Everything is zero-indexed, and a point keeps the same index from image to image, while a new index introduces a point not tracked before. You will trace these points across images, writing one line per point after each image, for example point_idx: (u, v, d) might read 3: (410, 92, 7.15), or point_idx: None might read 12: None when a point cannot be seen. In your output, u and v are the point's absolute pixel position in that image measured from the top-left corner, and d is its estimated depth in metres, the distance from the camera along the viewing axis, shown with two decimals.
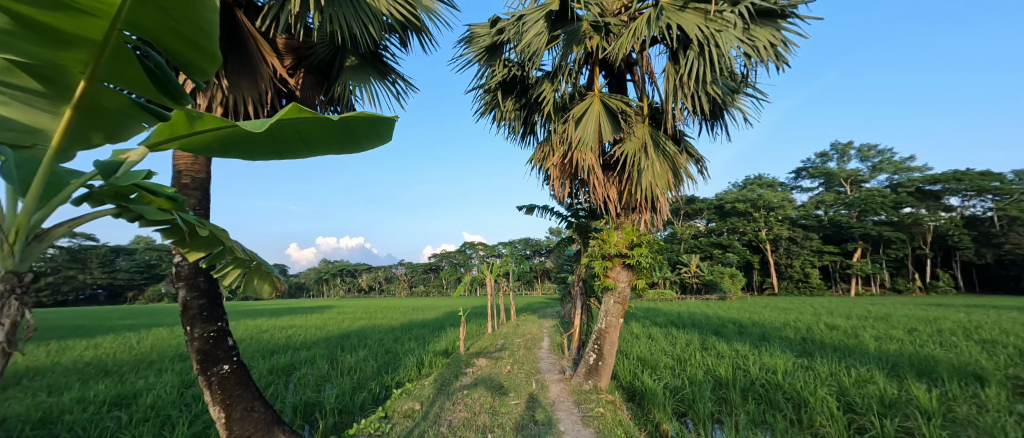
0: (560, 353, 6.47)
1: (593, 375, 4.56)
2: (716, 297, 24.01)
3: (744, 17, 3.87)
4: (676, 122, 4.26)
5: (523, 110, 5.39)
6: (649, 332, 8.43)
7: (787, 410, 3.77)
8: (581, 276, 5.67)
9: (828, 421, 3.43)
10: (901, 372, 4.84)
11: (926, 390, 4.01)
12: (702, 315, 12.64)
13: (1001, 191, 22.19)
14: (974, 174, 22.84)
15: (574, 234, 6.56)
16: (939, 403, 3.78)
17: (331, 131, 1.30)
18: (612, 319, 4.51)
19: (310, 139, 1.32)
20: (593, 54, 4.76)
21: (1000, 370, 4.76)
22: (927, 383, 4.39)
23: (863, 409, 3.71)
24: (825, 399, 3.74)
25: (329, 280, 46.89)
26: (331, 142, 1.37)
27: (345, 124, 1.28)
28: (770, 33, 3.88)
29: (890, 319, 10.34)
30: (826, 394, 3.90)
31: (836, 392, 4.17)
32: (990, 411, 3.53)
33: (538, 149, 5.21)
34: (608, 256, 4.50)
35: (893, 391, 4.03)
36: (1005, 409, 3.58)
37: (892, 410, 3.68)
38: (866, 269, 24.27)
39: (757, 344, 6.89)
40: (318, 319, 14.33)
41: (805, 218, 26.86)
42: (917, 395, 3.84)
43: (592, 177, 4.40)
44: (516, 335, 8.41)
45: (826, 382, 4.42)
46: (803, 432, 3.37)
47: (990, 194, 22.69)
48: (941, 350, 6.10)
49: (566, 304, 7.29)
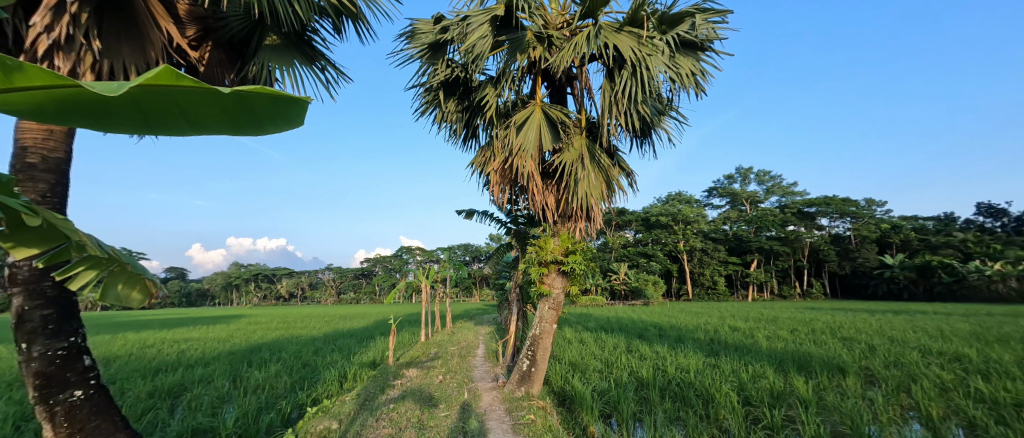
0: (495, 361, 6.34)
1: (526, 382, 4.48)
2: (640, 302, 25.68)
3: (671, 45, 4.07)
4: (611, 136, 4.36)
5: (465, 111, 5.18)
6: (581, 337, 8.66)
7: (697, 406, 4.01)
8: (518, 282, 5.62)
9: (729, 414, 3.68)
10: (790, 364, 5.48)
11: (803, 381, 4.46)
12: (628, 320, 13.37)
13: (856, 215, 26.97)
14: (838, 200, 27.29)
15: (513, 241, 6.52)
16: (813, 391, 4.25)
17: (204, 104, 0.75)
18: (546, 324, 4.49)
19: (176, 109, 0.76)
20: (536, 64, 4.76)
21: (859, 360, 5.60)
22: (805, 375, 4.97)
23: (758, 402, 4.02)
24: (728, 394, 4.03)
25: (242, 287, 42.03)
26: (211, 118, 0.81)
27: (226, 99, 0.71)
28: (690, 63, 4.13)
29: (779, 321, 11.81)
30: (728, 389, 4.20)
31: (736, 387, 4.47)
32: (849, 397, 3.98)
33: (478, 154, 5.06)
34: (545, 262, 4.49)
35: (780, 384, 4.45)
36: (859, 395, 4.07)
37: (780, 401, 4.04)
38: (761, 278, 27.67)
39: (674, 345, 7.42)
40: (225, 330, 12.69)
41: (715, 232, 29.85)
42: (798, 386, 4.27)
43: (531, 184, 4.36)
44: (450, 343, 8.11)
45: (727, 379, 4.74)
46: (711, 426, 3.58)
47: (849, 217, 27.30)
48: (816, 345, 7.06)
49: (503, 311, 7.20)
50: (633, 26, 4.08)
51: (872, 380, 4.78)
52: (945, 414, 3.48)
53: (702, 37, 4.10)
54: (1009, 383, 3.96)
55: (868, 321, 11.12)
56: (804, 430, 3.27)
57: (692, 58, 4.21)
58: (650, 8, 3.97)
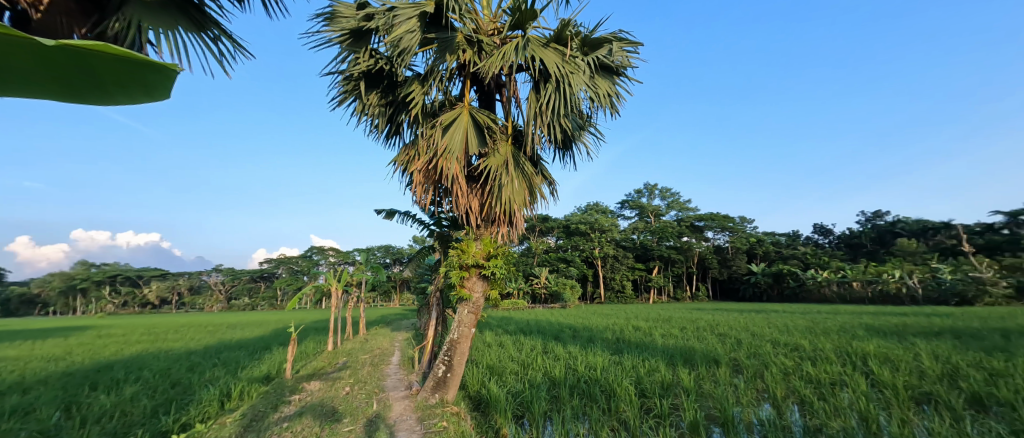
0: (411, 368, 6.05)
1: (441, 388, 4.34)
2: (558, 305, 26.77)
3: (591, 66, 4.32)
4: (535, 145, 4.46)
5: (388, 106, 4.87)
6: (500, 340, 8.73)
7: (601, 401, 4.27)
8: (439, 286, 5.47)
9: (627, 407, 3.98)
10: (680, 357, 6.15)
11: (688, 372, 4.99)
12: (545, 322, 13.86)
13: (733, 229, 31.66)
14: (721, 216, 31.76)
15: (436, 243, 6.33)
16: (695, 380, 4.79)
17: (17, 69, 0.54)
18: (465, 328, 4.42)
19: None
20: (466, 67, 4.70)
21: (731, 351, 6.50)
22: (690, 367, 5.58)
23: (651, 394, 4.33)
24: (628, 388, 4.35)
25: (96, 292, 34.46)
26: (25, 83, 0.58)
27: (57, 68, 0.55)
28: (607, 85, 4.43)
29: (674, 320, 13.24)
30: (627, 383, 4.54)
31: (634, 381, 4.82)
32: (721, 384, 4.53)
33: (401, 151, 4.82)
34: (466, 265, 4.43)
35: (670, 376, 4.92)
36: (729, 382, 4.64)
37: (669, 391, 4.46)
38: (662, 282, 30.80)
39: (585, 345, 7.86)
40: (66, 346, 10.26)
41: (625, 241, 32.50)
42: (683, 378, 4.76)
43: (455, 187, 4.27)
44: (361, 351, 7.55)
45: (627, 374, 5.09)
46: (611, 419, 3.82)
47: (728, 230, 31.98)
48: (701, 340, 8.05)
49: (422, 316, 6.93)
50: (558, 43, 4.25)
51: (736, 367, 5.55)
52: (788, 393, 4.18)
53: (618, 62, 4.44)
54: (831, 366, 4.92)
55: (741, 319, 13.01)
56: (685, 416, 3.62)
57: (609, 80, 4.52)
58: (574, 29, 4.18)
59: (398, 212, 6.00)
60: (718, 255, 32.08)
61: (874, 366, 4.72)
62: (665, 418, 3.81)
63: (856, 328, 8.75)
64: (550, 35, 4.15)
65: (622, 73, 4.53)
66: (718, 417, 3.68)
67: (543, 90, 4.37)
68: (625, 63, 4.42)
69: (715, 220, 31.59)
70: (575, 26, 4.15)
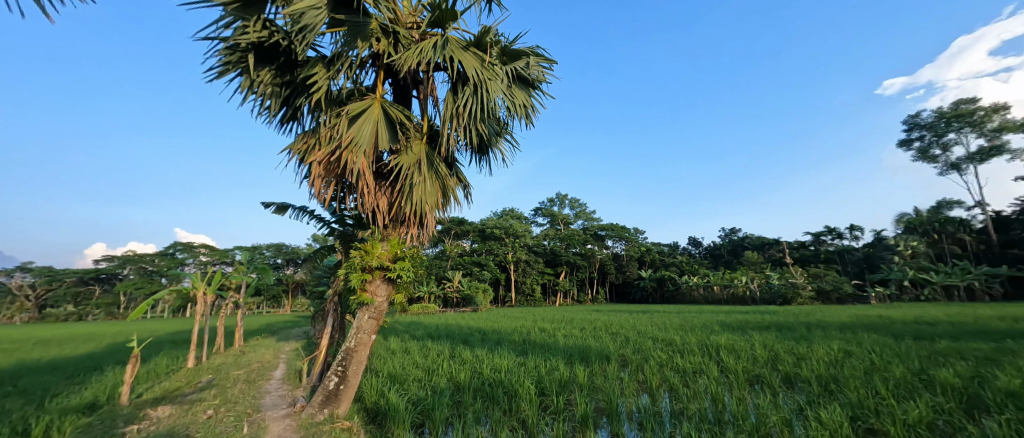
0: (298, 382, 5.37)
1: (331, 402, 3.90)
2: (470, 309, 26.52)
3: (508, 75, 4.35)
4: (450, 146, 4.31)
5: (283, 86, 4.00)
6: (405, 346, 8.28)
7: (503, 402, 4.30)
8: (337, 289, 4.97)
9: (527, 406, 4.07)
10: (578, 355, 6.54)
11: (585, 370, 5.30)
12: (455, 326, 13.62)
13: (628, 239, 35.27)
14: (619, 226, 35.19)
15: (337, 243, 5.78)
16: (590, 376, 5.11)
17: None
18: (363, 336, 4.07)
19: None
20: (379, 57, 4.38)
21: (621, 348, 7.14)
22: (589, 364, 5.92)
23: (549, 391, 4.48)
24: (529, 387, 4.47)
25: None
26: None
27: None
28: (524, 96, 4.50)
29: (576, 321, 14.13)
30: (529, 383, 4.65)
31: (536, 381, 4.96)
32: (614, 379, 4.88)
33: (297, 139, 4.25)
34: (369, 268, 4.07)
35: (568, 373, 5.17)
36: (620, 376, 5.03)
37: (565, 387, 4.66)
38: (567, 286, 32.68)
39: (493, 348, 7.89)
40: None
41: (536, 246, 33.75)
42: (580, 375, 5.04)
43: (361, 182, 3.91)
44: (235, 366, 6.46)
45: (530, 374, 5.20)
46: (511, 419, 3.86)
47: (624, 240, 35.54)
48: (597, 339, 8.72)
49: (316, 324, 6.23)
50: (478, 48, 4.22)
51: (624, 362, 6.11)
52: (663, 382, 4.72)
53: (535, 76, 4.54)
54: (696, 356, 5.72)
55: (634, 320, 14.37)
56: (577, 411, 3.82)
57: (526, 91, 4.61)
58: (494, 37, 4.20)
59: (292, 206, 5.32)
60: (616, 262, 35.28)
61: (726, 355, 5.60)
62: (559, 414, 3.99)
63: (717, 324, 10.35)
64: (470, 38, 4.10)
65: (537, 87, 4.66)
66: (605, 408, 3.98)
67: (461, 93, 4.28)
68: (541, 77, 4.57)
69: (613, 230, 34.81)
70: (495, 34, 4.17)
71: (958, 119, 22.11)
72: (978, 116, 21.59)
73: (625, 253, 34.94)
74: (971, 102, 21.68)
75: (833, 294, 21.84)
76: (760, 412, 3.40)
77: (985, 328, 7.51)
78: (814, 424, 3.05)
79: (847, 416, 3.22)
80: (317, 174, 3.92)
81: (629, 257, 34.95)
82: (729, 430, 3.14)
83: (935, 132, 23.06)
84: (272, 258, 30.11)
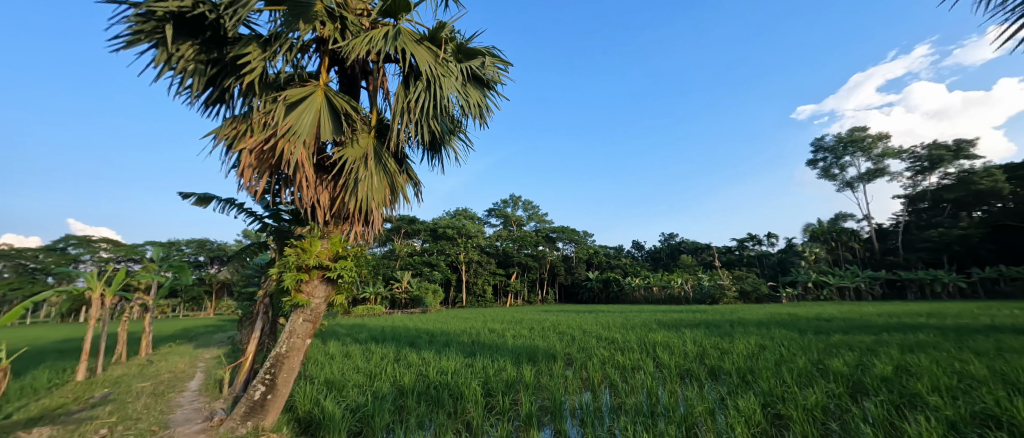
0: (218, 393, 4.84)
1: (255, 414, 3.52)
2: (419, 310, 25.75)
3: (463, 74, 4.23)
4: (400, 142, 4.08)
5: (207, 64, 3.53)
6: (345, 351, 7.81)
7: (448, 405, 4.19)
8: (268, 290, 4.55)
9: (472, 407, 4.00)
10: (525, 355, 6.58)
11: (532, 369, 5.32)
12: (402, 329, 13.13)
13: (578, 241, 36.34)
14: (569, 229, 36.15)
15: (271, 240, 5.30)
16: (535, 375, 5.12)
17: None
18: (297, 340, 3.75)
19: None
20: (324, 42, 4.03)
21: (566, 347, 7.31)
22: (537, 364, 5.95)
23: (496, 392, 4.43)
24: (475, 388, 4.39)
25: None
26: None
27: None
28: (478, 96, 4.40)
29: (525, 321, 14.29)
30: (475, 384, 4.58)
31: (483, 381, 4.88)
32: (560, 377, 4.94)
33: (225, 124, 3.81)
34: (306, 267, 3.74)
35: (515, 373, 5.15)
36: (566, 375, 5.09)
37: (511, 387, 4.64)
38: (518, 287, 32.93)
39: (440, 350, 7.70)
40: None
41: (488, 247, 33.63)
42: (527, 374, 5.05)
43: (300, 175, 3.58)
44: (140, 378, 5.68)
45: (477, 376, 5.12)
46: (455, 422, 3.77)
47: (573, 242, 36.52)
48: (545, 339, 8.86)
49: (244, 328, 5.68)
50: (432, 43, 4.07)
51: (569, 360, 6.25)
52: (604, 378, 4.88)
53: (490, 76, 4.46)
54: (634, 353, 5.99)
55: (581, 320, 14.76)
56: (521, 410, 3.82)
57: (481, 91, 4.51)
58: (450, 33, 4.07)
59: (216, 198, 4.81)
60: (565, 263, 36.18)
61: (662, 351, 5.92)
62: (505, 414, 3.96)
63: (655, 322, 10.93)
64: (425, 32, 3.93)
65: (493, 87, 4.59)
66: (549, 406, 4.02)
67: (413, 87, 4.08)
68: (496, 78, 4.50)
69: (564, 232, 35.78)
70: (450, 30, 4.04)
71: (852, 144, 25.54)
72: (867, 142, 25.11)
73: (574, 255, 35.94)
74: (862, 130, 25.17)
75: (752, 294, 24.22)
76: (688, 403, 3.62)
77: (873, 323, 8.70)
78: (732, 412, 3.31)
79: (760, 403, 3.53)
80: (247, 163, 3.53)
81: (578, 259, 36.00)
82: (660, 421, 3.29)
83: (835, 154, 26.43)
84: (195, 255, 27.16)
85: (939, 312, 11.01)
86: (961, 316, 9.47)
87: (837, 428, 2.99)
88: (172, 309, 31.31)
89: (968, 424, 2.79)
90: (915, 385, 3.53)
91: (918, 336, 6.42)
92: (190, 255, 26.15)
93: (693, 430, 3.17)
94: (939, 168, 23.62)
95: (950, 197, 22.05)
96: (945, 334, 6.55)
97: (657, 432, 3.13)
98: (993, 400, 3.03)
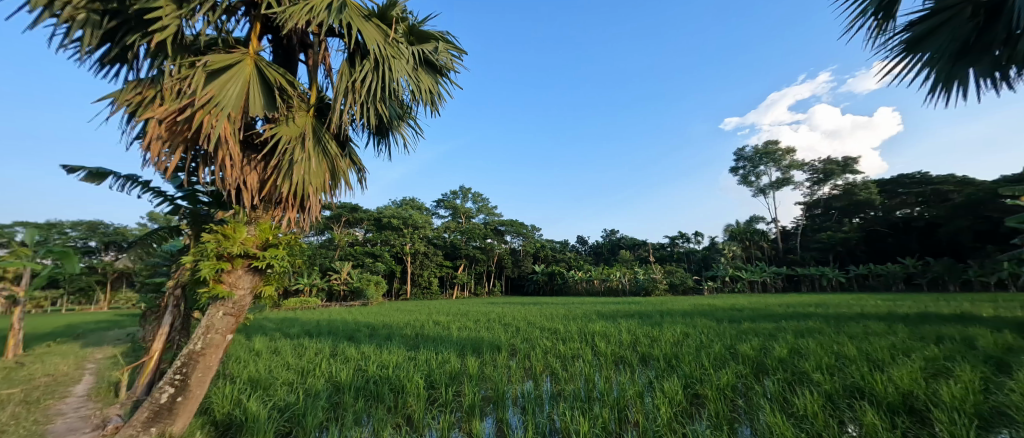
0: (113, 398, 4.22)
1: (161, 419, 3.06)
2: (359, 302, 24.20)
3: (415, 57, 3.97)
4: (343, 124, 3.71)
5: (104, 15, 2.96)
6: (275, 346, 7.19)
7: (387, 399, 4.00)
8: (181, 280, 4.00)
9: (413, 401, 3.84)
10: (470, 347, 6.50)
11: (477, 360, 5.21)
12: (338, 322, 12.39)
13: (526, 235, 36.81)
14: (518, 223, 36.41)
15: (185, 225, 4.70)
16: (478, 367, 5.02)
17: None
18: (215, 336, 3.32)
19: None
20: (256, 4, 3.51)
21: (510, 338, 7.35)
22: (476, 356, 5.77)
23: (438, 384, 4.31)
24: (418, 382, 4.22)
25: None
26: None
27: None
28: (431, 83, 4.18)
29: (470, 313, 14.19)
30: (417, 378, 4.38)
31: (425, 374, 4.69)
32: (501, 367, 4.94)
33: (126, 87, 3.25)
34: (228, 255, 3.30)
35: (460, 366, 4.94)
36: (508, 365, 5.05)
37: (455, 381, 4.47)
38: (464, 279, 32.52)
39: (381, 344, 7.38)
40: None
41: (436, 238, 32.80)
42: (472, 366, 4.89)
43: (222, 151, 3.13)
44: (5, 384, 4.77)
45: (420, 369, 4.93)
46: (396, 416, 3.61)
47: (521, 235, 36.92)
48: (489, 330, 8.85)
49: (147, 324, 5.03)
50: (381, 21, 3.77)
51: (512, 351, 6.25)
52: (546, 368, 4.92)
53: (442, 63, 4.25)
54: (574, 343, 6.16)
55: (524, 310, 14.81)
56: (465, 401, 3.75)
57: (431, 76, 4.23)
58: (401, 13, 3.82)
59: (113, 174, 4.14)
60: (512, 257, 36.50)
61: (599, 340, 6.15)
62: (447, 405, 3.84)
63: (594, 313, 11.36)
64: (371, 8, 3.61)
65: (443, 72, 4.35)
66: (492, 396, 4.00)
67: (358, 66, 3.72)
68: (448, 65, 4.29)
69: (512, 226, 36.14)
70: (401, 8, 3.77)
71: (766, 156, 28.46)
72: (778, 155, 28.01)
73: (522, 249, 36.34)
74: (775, 144, 28.02)
75: (680, 286, 26.18)
76: (620, 388, 3.76)
77: (779, 312, 9.78)
78: (659, 395, 3.49)
79: (682, 385, 3.77)
80: (155, 135, 3.02)
81: (525, 253, 36.33)
82: (596, 405, 3.40)
83: (753, 164, 29.18)
84: (84, 240, 23.50)
85: (825, 302, 12.82)
86: (844, 306, 10.99)
87: (742, 404, 3.30)
88: (51, 303, 26.84)
89: (841, 396, 3.19)
90: (804, 364, 3.97)
91: (810, 323, 7.29)
92: (77, 239, 22.41)
93: (624, 412, 3.32)
94: (831, 181, 27.13)
95: (839, 205, 25.63)
96: (831, 320, 7.54)
97: (591, 416, 3.20)
98: (862, 374, 3.48)
